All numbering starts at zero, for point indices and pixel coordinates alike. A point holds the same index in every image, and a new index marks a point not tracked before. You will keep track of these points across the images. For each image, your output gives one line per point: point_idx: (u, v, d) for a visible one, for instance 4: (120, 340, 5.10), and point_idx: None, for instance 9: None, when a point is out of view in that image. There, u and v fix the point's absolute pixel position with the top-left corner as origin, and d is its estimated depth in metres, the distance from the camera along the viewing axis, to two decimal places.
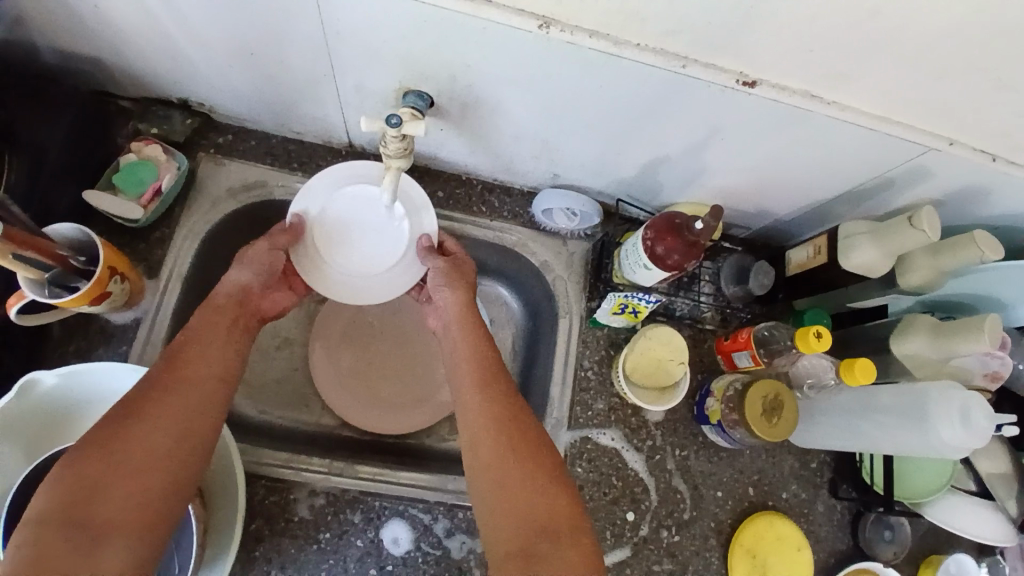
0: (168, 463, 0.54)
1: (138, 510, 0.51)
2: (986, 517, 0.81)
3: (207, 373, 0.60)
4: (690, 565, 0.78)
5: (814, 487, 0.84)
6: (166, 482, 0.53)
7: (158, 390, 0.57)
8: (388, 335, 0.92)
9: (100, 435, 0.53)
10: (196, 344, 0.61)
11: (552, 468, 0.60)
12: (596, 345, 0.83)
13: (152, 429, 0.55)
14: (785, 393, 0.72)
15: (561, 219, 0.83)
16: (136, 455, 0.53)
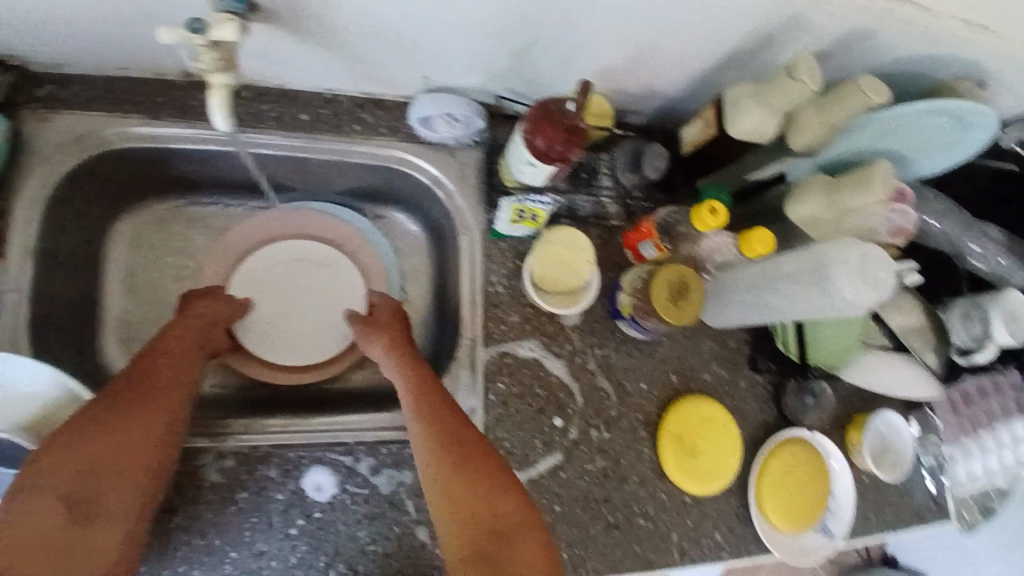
0: (148, 473, 0.58)
1: (135, 490, 0.57)
2: (904, 371, 0.83)
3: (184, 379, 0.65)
4: (623, 459, 0.79)
5: (736, 365, 0.85)
6: (155, 466, 0.59)
7: (140, 385, 0.61)
8: (294, 287, 0.87)
9: (92, 424, 0.56)
10: (167, 355, 0.65)
11: (489, 461, 0.60)
12: (503, 258, 0.79)
13: (143, 418, 0.59)
14: (692, 277, 0.71)
15: (443, 126, 0.77)
16: (132, 440, 0.58)
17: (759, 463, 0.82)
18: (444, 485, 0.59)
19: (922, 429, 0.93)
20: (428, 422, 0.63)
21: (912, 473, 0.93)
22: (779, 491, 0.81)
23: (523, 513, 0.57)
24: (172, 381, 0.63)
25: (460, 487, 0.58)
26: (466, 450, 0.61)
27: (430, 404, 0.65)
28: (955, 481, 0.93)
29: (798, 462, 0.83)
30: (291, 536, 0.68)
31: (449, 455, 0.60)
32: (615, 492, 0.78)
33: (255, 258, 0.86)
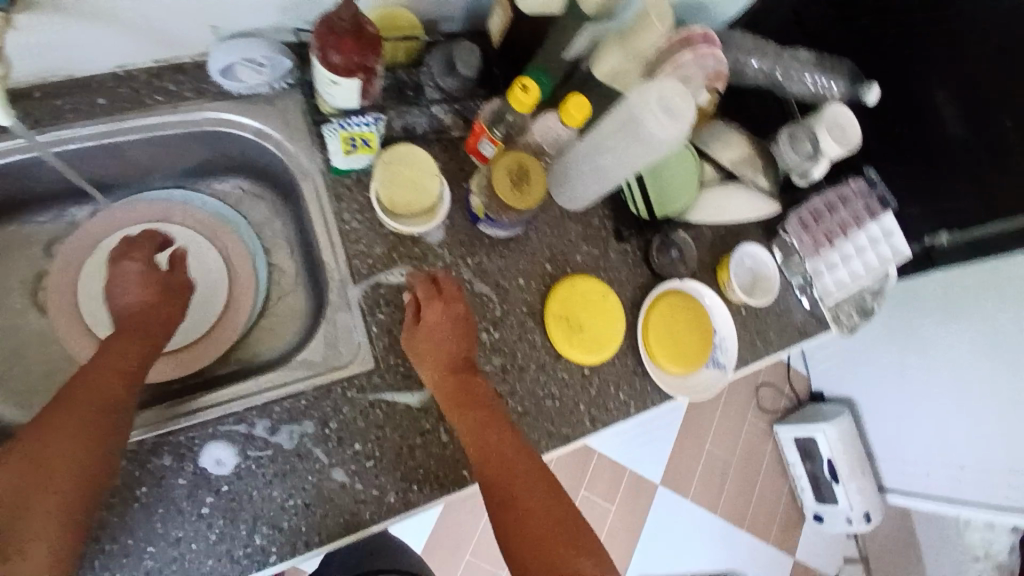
0: (78, 500, 0.56)
1: (61, 512, 0.55)
2: (743, 198, 0.89)
3: (116, 397, 0.62)
4: (518, 352, 0.82)
5: (603, 240, 0.89)
6: (81, 484, 0.56)
7: (58, 411, 0.59)
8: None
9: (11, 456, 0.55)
10: (100, 373, 0.63)
11: (534, 463, 0.70)
12: (351, 195, 0.79)
13: (64, 441, 0.57)
14: (528, 159, 0.74)
15: (248, 74, 0.75)
16: (51, 462, 0.56)
17: (643, 322, 0.87)
18: (497, 485, 0.68)
19: (784, 255, 0.99)
20: (479, 419, 0.71)
21: (787, 298, 1.00)
22: (667, 342, 0.87)
23: (567, 513, 0.66)
24: (106, 398, 0.61)
25: (523, 493, 0.66)
26: (511, 451, 0.69)
27: (476, 406, 0.72)
28: (826, 293, 0.99)
29: (678, 311, 0.89)
30: (204, 515, 0.67)
31: (491, 461, 0.69)
32: (518, 385, 0.81)
33: (100, 252, 0.82)
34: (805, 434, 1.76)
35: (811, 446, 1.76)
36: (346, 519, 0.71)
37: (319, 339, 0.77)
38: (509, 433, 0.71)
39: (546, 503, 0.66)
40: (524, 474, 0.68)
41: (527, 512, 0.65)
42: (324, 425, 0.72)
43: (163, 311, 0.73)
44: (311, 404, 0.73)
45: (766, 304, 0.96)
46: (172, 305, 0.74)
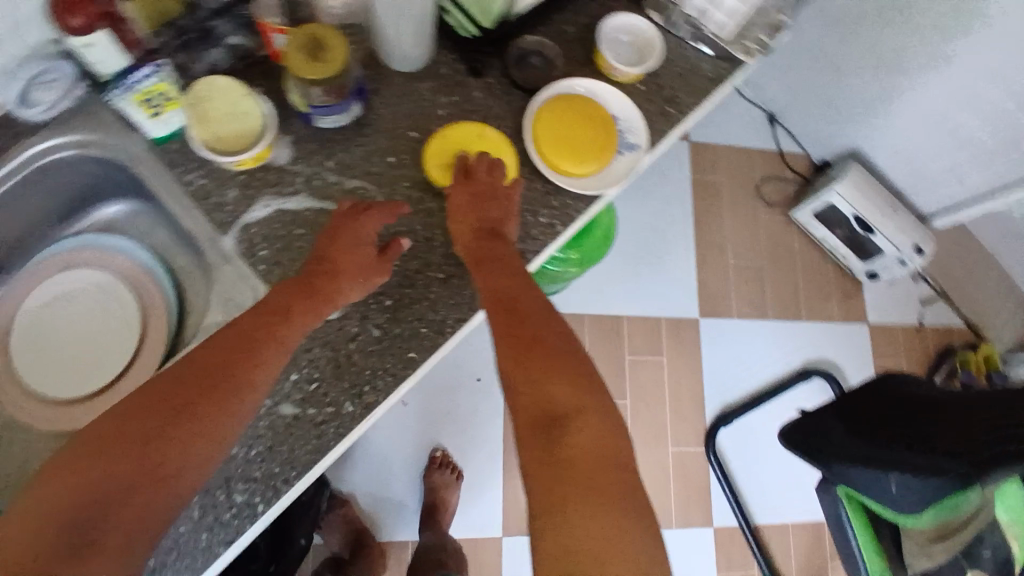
0: (144, 517, 0.54)
1: (130, 532, 0.53)
2: None
3: (223, 398, 0.59)
4: (417, 226, 0.79)
5: (458, 84, 0.85)
6: (160, 499, 0.55)
7: (189, 389, 0.58)
8: (72, 318, 0.87)
9: (118, 433, 0.55)
10: (225, 341, 0.61)
11: (547, 310, 0.65)
12: (184, 156, 0.77)
13: (170, 444, 0.56)
14: (321, 27, 0.68)
15: (44, 93, 0.78)
16: (146, 472, 0.54)
17: (534, 143, 0.82)
18: (496, 314, 0.65)
19: (660, 13, 0.92)
20: (486, 269, 0.69)
21: (685, 53, 0.92)
22: (566, 149, 0.82)
23: (574, 348, 0.62)
24: (218, 395, 0.58)
25: (528, 326, 0.63)
26: (515, 294, 0.66)
27: (485, 257, 0.70)
28: (721, 27, 0.90)
29: (562, 116, 0.83)
30: None
31: (499, 301, 0.66)
32: (430, 255, 0.78)
33: (27, 334, 0.85)
34: (819, 204, 1.63)
35: (833, 214, 1.63)
36: (314, 441, 0.71)
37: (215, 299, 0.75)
38: (522, 279, 0.68)
39: (558, 341, 0.62)
40: (539, 312, 0.65)
41: (524, 338, 0.61)
42: None
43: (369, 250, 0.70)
44: None
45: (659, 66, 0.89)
46: (374, 278, 0.70)
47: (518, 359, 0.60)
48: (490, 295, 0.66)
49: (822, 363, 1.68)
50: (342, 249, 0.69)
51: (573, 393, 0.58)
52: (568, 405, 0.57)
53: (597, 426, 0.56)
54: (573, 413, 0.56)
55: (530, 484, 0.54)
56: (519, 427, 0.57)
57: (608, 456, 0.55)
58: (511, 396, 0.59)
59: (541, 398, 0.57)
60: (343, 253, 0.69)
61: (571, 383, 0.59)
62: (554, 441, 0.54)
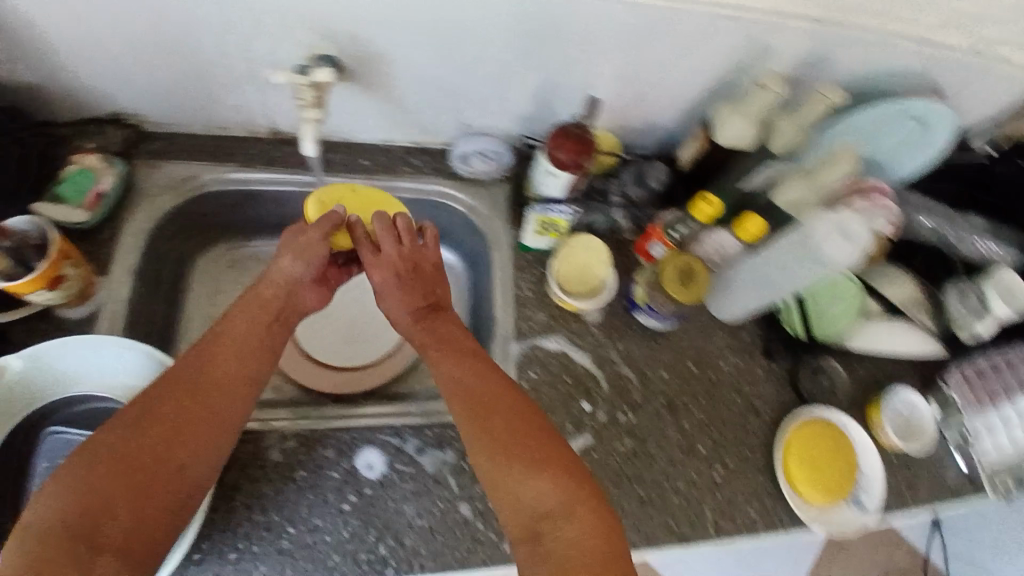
0: (165, 516, 0.59)
1: (145, 530, 0.57)
2: (905, 336, 0.89)
3: (220, 412, 0.63)
4: (651, 442, 0.84)
5: (750, 354, 0.92)
6: (166, 513, 0.59)
7: (152, 414, 0.61)
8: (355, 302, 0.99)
9: (116, 451, 0.58)
10: (188, 372, 0.64)
11: (550, 435, 0.66)
12: (530, 267, 0.92)
13: (160, 453, 0.59)
14: (699, 266, 0.84)
15: (478, 162, 0.95)
16: (143, 472, 0.58)
17: (783, 446, 0.86)
18: (492, 461, 0.64)
19: (942, 410, 0.96)
20: (473, 366, 0.71)
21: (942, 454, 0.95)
22: (807, 470, 0.85)
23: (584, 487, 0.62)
24: (204, 415, 0.63)
25: (491, 427, 0.65)
26: (529, 419, 0.66)
27: (500, 400, 0.68)
28: (986, 455, 0.93)
29: (819, 443, 0.87)
30: (344, 511, 0.74)
31: (472, 401, 0.68)
32: (646, 472, 0.82)
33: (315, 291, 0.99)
34: None
35: None
36: (462, 553, 0.73)
37: None
38: (499, 380, 0.69)
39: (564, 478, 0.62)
40: (503, 415, 0.66)
41: (554, 466, 0.63)
42: (462, 458, 0.78)
43: (420, 279, 0.78)
44: (456, 436, 0.80)
45: (918, 452, 0.92)
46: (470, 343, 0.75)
47: (508, 456, 0.64)
48: (462, 396, 0.68)
49: None
50: (280, 299, 0.73)
51: (545, 490, 0.62)
52: (546, 501, 0.61)
53: (585, 516, 0.60)
54: (557, 513, 0.61)
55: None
56: (514, 532, 0.62)
57: (606, 561, 0.57)
58: (507, 511, 0.63)
59: (528, 510, 0.62)
60: (273, 300, 0.72)
61: (554, 473, 0.62)
62: None
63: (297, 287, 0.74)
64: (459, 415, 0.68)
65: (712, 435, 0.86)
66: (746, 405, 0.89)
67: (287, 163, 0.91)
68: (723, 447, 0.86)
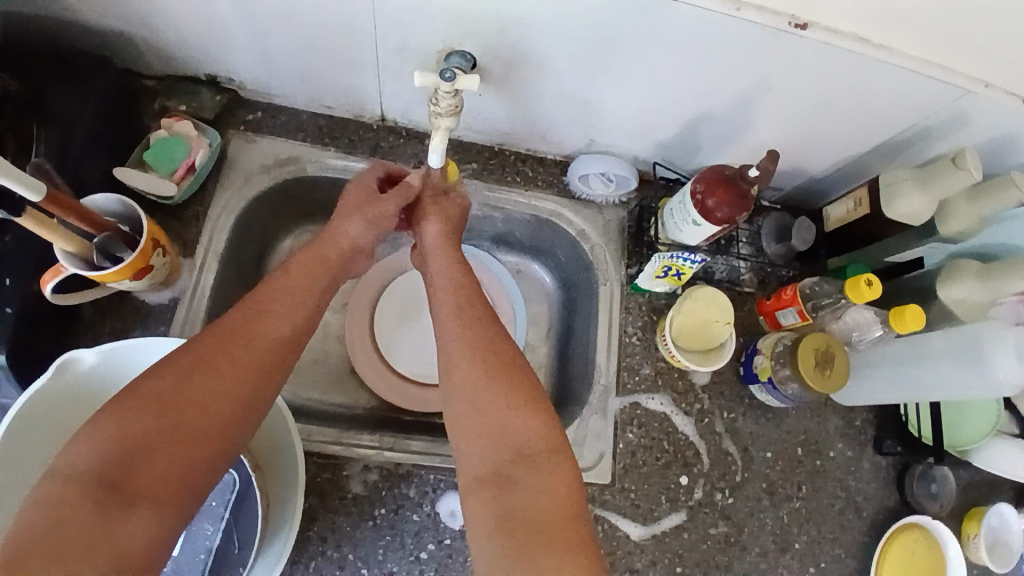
0: (200, 464, 0.53)
1: (175, 480, 0.51)
2: None
3: (256, 360, 0.57)
4: (745, 527, 0.77)
5: (860, 445, 0.84)
6: (203, 459, 0.53)
7: (201, 361, 0.55)
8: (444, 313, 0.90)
9: (156, 390, 0.53)
10: (241, 319, 0.59)
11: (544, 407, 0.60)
12: (638, 311, 0.82)
13: (202, 397, 0.54)
14: (837, 346, 0.73)
15: (597, 184, 0.83)
16: (187, 422, 0.53)
17: (879, 553, 0.79)
18: (472, 400, 0.59)
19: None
20: (469, 316, 0.65)
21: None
22: None
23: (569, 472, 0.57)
24: (242, 357, 0.57)
25: (491, 361, 0.62)
26: (533, 400, 0.60)
27: (508, 365, 0.62)
28: None
29: (920, 555, 0.80)
30: (421, 559, 0.68)
31: (487, 357, 0.62)
32: (736, 561, 0.76)
33: (398, 292, 0.89)
34: None
35: None
36: None
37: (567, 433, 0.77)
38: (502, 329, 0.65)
39: (559, 454, 0.57)
40: (496, 347, 0.63)
41: (544, 441, 0.58)
42: None
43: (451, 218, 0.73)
44: None
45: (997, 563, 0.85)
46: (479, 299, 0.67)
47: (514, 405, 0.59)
48: (466, 340, 0.63)
49: None
50: (343, 256, 0.68)
51: (533, 429, 0.58)
52: (531, 445, 0.57)
53: (560, 467, 0.57)
54: (539, 458, 0.57)
55: (488, 537, 0.53)
56: (477, 472, 0.57)
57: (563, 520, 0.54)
58: (473, 440, 0.58)
59: (512, 448, 0.57)
60: (336, 254, 0.67)
61: (538, 426, 0.58)
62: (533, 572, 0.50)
63: (358, 250, 0.69)
64: (452, 363, 0.62)
65: (809, 531, 0.79)
66: (847, 502, 0.82)
67: (392, 156, 0.81)
68: (817, 544, 0.79)
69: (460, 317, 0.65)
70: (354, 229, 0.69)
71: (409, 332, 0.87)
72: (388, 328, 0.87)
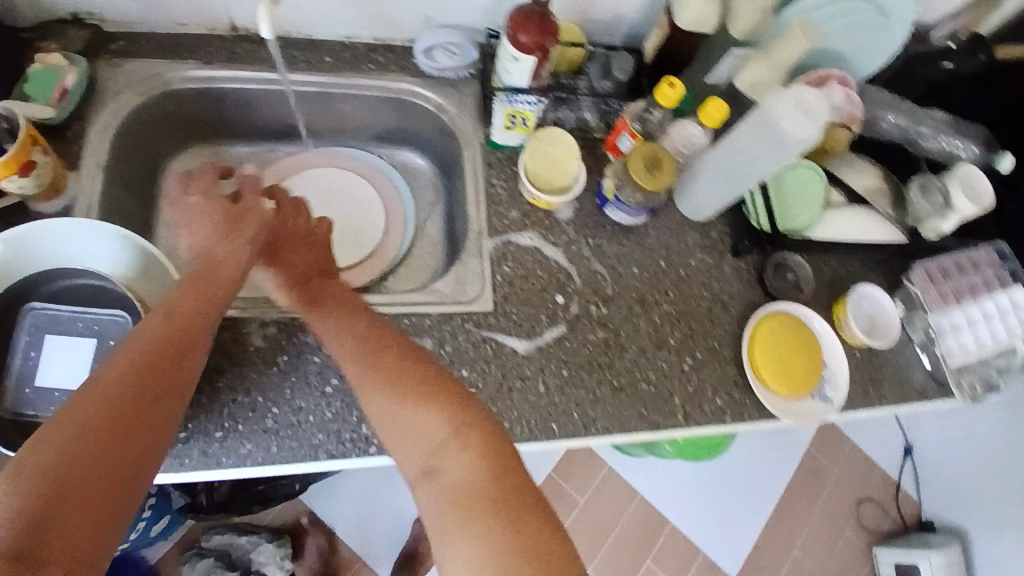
0: (115, 523, 0.45)
1: (87, 550, 0.43)
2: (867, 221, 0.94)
3: (162, 400, 0.51)
4: (622, 331, 0.86)
5: (719, 252, 0.93)
6: (114, 517, 0.45)
7: (101, 408, 0.48)
8: (337, 210, 0.98)
9: (50, 455, 0.44)
10: (133, 357, 0.52)
11: (460, 400, 0.61)
12: (501, 165, 0.91)
13: (103, 449, 0.46)
14: (664, 153, 0.82)
15: (443, 57, 0.91)
16: (94, 476, 0.45)
17: (748, 338, 0.87)
18: (382, 405, 0.62)
19: (906, 306, 0.98)
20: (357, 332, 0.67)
21: (908, 354, 0.97)
22: (773, 357, 0.86)
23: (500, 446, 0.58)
24: (150, 402, 0.50)
25: (392, 370, 0.63)
26: (440, 391, 0.62)
27: (409, 365, 0.63)
28: (949, 353, 0.96)
29: (784, 334, 0.88)
30: (326, 394, 0.75)
31: (384, 368, 0.63)
32: (617, 360, 0.84)
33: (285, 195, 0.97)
34: (911, 560, 1.58)
35: None
36: None
37: (450, 276, 0.85)
38: (389, 332, 0.67)
39: (483, 432, 0.59)
40: (392, 360, 0.64)
41: (469, 423, 0.59)
42: (440, 346, 0.79)
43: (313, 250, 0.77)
44: (434, 325, 0.80)
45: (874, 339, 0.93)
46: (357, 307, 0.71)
47: (439, 404, 0.60)
48: (350, 354, 0.65)
49: None
50: (212, 267, 0.65)
51: (437, 420, 0.59)
52: (442, 431, 0.58)
53: (475, 443, 0.58)
54: (448, 444, 0.58)
55: (436, 520, 0.55)
56: (413, 470, 0.59)
57: (495, 492, 0.55)
58: (398, 439, 0.60)
59: (423, 444, 0.59)
60: (215, 277, 0.63)
61: (444, 405, 0.60)
62: (480, 540, 0.52)
63: (226, 264, 0.66)
64: (358, 384, 0.64)
65: (683, 327, 0.88)
66: (714, 299, 0.91)
67: (250, 61, 0.89)
68: (692, 338, 0.88)
69: (346, 326, 0.67)
70: (237, 243, 0.68)
71: None
72: None
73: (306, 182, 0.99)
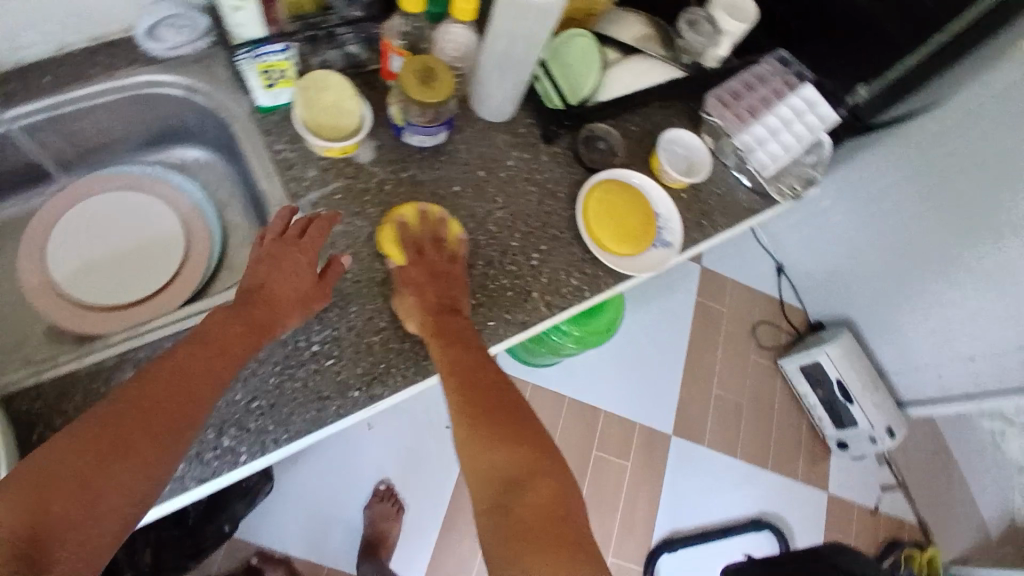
0: (135, 502, 0.55)
1: (109, 526, 0.53)
2: (647, 67, 0.96)
3: (187, 402, 0.61)
4: (463, 251, 0.85)
5: (530, 145, 0.94)
6: (134, 496, 0.55)
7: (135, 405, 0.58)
8: (130, 235, 0.89)
9: (97, 436, 0.56)
10: (179, 364, 0.62)
11: (528, 433, 0.64)
12: (279, 129, 0.84)
13: (136, 437, 0.57)
14: (434, 61, 0.78)
15: (171, 34, 0.84)
16: (124, 459, 0.55)
17: (582, 211, 0.91)
18: (462, 425, 0.65)
19: (713, 138, 1.05)
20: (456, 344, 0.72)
21: (727, 180, 1.05)
22: (607, 222, 0.91)
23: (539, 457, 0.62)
24: (180, 402, 0.60)
25: (483, 385, 0.68)
26: (500, 411, 0.66)
27: (482, 385, 0.68)
28: (761, 166, 1.03)
29: (613, 200, 0.93)
30: None
31: (476, 389, 0.67)
32: (466, 279, 0.84)
33: (65, 240, 0.86)
34: (807, 359, 1.77)
35: (817, 372, 1.76)
36: (312, 415, 0.72)
37: None
38: (492, 367, 0.71)
39: (502, 453, 0.62)
40: (463, 358, 0.70)
41: (511, 459, 0.62)
42: None
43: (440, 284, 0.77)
44: None
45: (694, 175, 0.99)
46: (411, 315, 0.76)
47: (476, 424, 0.64)
48: (455, 371, 0.69)
49: (777, 515, 1.73)
50: (257, 320, 0.69)
51: (517, 455, 0.62)
52: (524, 470, 0.61)
53: (546, 487, 0.60)
54: (528, 477, 0.60)
55: (489, 542, 0.57)
56: (483, 502, 0.60)
57: (561, 512, 0.58)
58: (479, 457, 0.62)
59: (499, 475, 0.61)
60: (262, 316, 0.70)
61: (526, 445, 0.63)
62: (509, 502, 0.58)
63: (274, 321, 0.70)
64: (454, 402, 0.67)
65: (519, 228, 0.89)
66: (540, 191, 0.92)
67: None
68: (530, 235, 0.89)
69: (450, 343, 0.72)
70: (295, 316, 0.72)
71: (102, 269, 0.86)
72: (79, 275, 0.85)
73: (79, 216, 0.87)
